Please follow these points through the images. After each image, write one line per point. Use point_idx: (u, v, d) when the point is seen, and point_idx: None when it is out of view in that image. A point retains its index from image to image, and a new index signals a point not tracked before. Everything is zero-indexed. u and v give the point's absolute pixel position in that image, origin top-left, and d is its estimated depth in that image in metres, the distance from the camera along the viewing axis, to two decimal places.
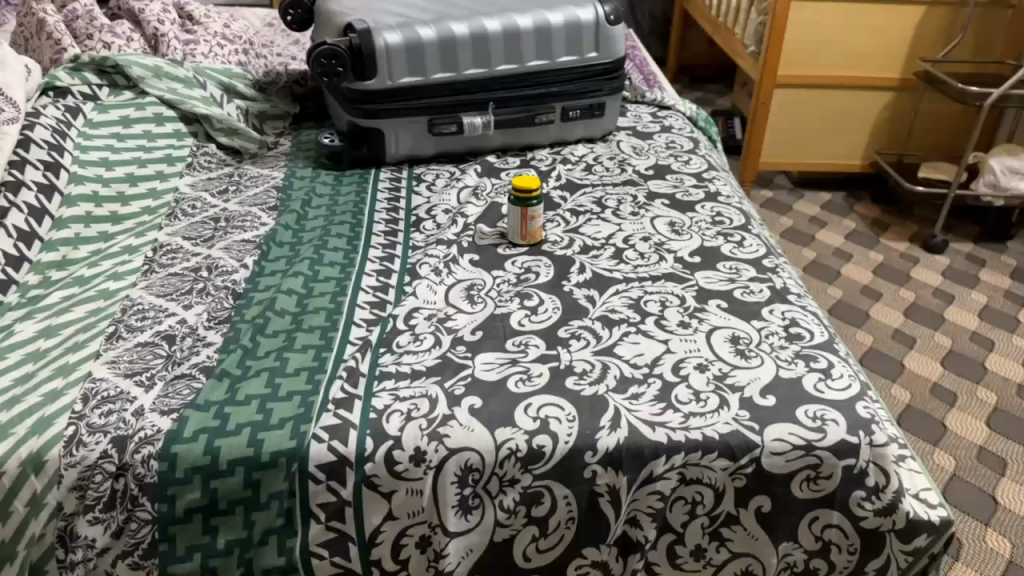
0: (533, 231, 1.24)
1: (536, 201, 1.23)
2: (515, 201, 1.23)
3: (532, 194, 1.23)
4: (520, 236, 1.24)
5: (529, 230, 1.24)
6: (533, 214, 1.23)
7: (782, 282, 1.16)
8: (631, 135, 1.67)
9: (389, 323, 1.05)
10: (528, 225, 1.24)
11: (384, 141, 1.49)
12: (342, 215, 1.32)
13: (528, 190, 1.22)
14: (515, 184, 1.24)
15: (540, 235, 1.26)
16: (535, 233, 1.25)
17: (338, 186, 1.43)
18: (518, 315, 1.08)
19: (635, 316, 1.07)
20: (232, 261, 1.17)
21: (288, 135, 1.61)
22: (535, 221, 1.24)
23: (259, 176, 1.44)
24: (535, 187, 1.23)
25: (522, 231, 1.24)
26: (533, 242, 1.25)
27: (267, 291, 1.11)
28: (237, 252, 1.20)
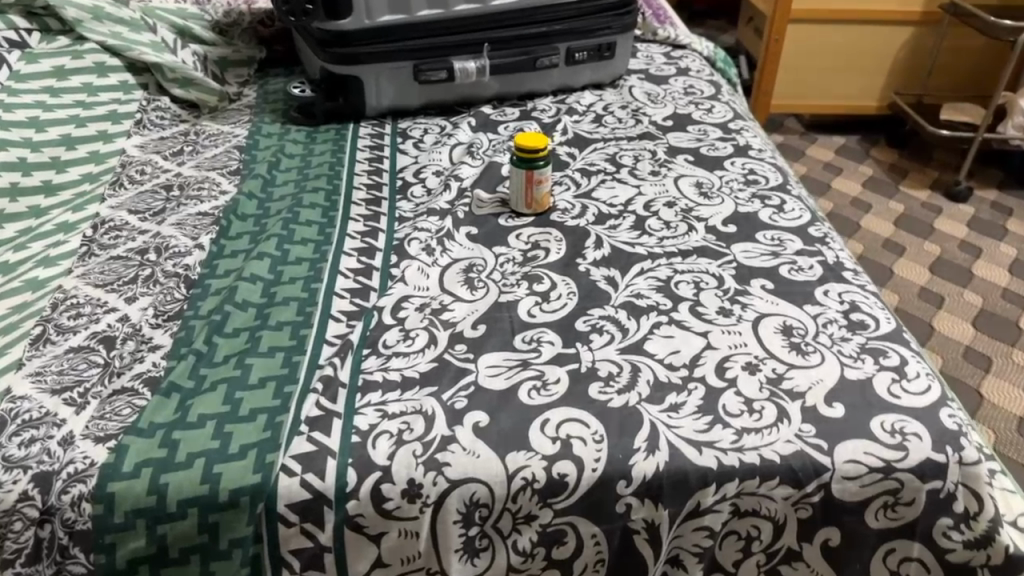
0: (536, 198, 1.07)
1: (542, 161, 1.05)
2: (517, 160, 1.05)
3: (538, 153, 1.04)
4: (520, 203, 1.07)
5: (531, 196, 1.06)
6: (538, 178, 1.05)
7: (833, 257, 1.00)
8: (644, 80, 1.48)
9: (373, 317, 0.87)
10: (529, 191, 1.06)
11: (364, 91, 1.29)
12: (316, 180, 1.13)
13: (533, 148, 1.04)
14: (518, 139, 1.06)
15: (545, 204, 1.08)
16: (539, 201, 1.07)
17: (311, 144, 1.24)
18: (527, 304, 0.91)
19: (665, 303, 0.91)
20: (186, 239, 0.99)
21: (253, 85, 1.42)
22: (539, 186, 1.06)
23: (220, 135, 1.25)
24: (542, 145, 1.04)
25: (522, 198, 1.07)
26: (535, 211, 1.07)
27: (227, 277, 0.93)
28: (192, 228, 1.01)
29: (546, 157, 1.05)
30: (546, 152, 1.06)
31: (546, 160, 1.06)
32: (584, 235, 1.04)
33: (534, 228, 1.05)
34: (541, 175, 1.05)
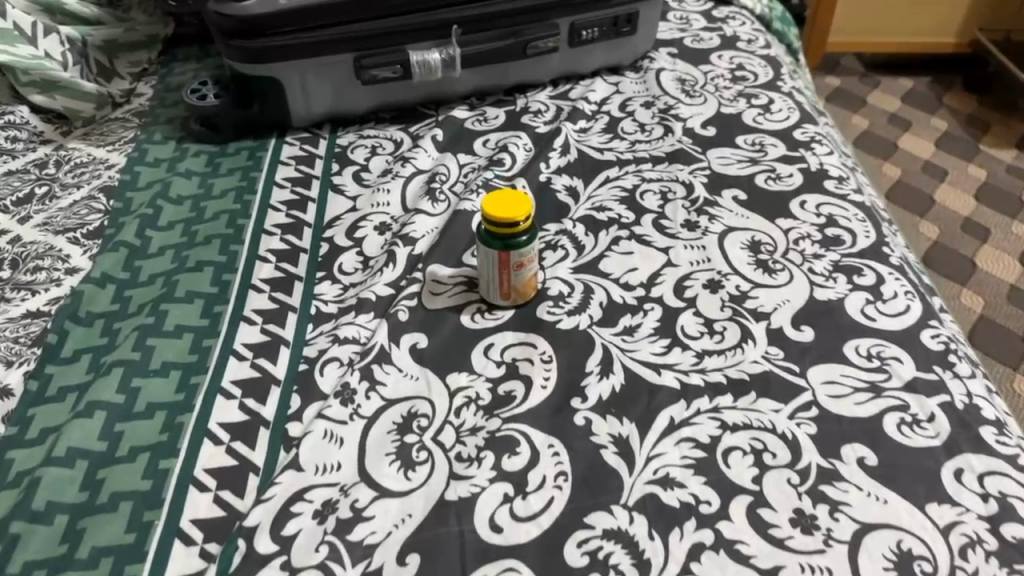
0: (509, 289, 0.73)
1: (520, 238, 0.70)
2: (483, 233, 0.71)
3: (513, 229, 0.69)
4: (486, 292, 0.74)
5: (502, 286, 0.73)
6: (512, 262, 0.71)
7: (962, 392, 0.66)
8: (677, 58, 1.11)
9: (235, 554, 0.55)
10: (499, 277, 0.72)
11: (285, 96, 0.93)
12: (204, 246, 0.80)
13: (505, 221, 0.69)
14: (488, 201, 0.70)
15: (525, 295, 0.74)
16: (515, 292, 0.73)
17: (212, 178, 0.90)
18: (490, 504, 0.58)
19: (709, 502, 0.58)
20: None
21: (154, 78, 1.07)
22: (514, 273, 0.72)
23: (88, 165, 0.91)
24: (521, 217, 0.69)
25: (490, 286, 0.73)
26: (508, 304, 0.74)
27: (40, 447, 0.62)
28: (8, 349, 0.70)
29: (528, 231, 0.70)
30: (530, 223, 0.70)
31: (529, 235, 0.70)
32: (585, 353, 0.69)
33: (511, 337, 0.71)
34: (518, 258, 0.71)
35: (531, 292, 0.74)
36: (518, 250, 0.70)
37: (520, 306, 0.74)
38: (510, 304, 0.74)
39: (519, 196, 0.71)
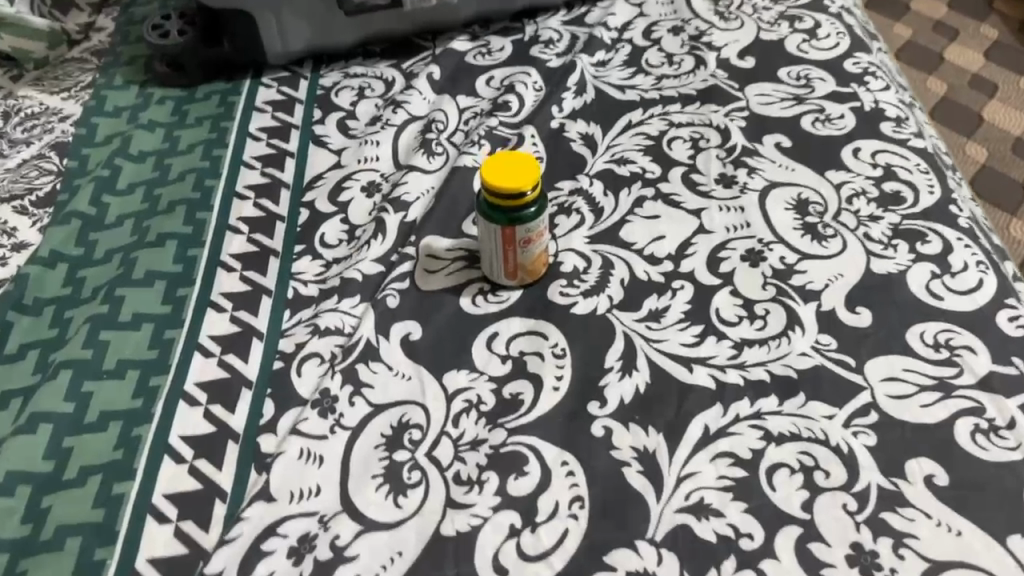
0: (515, 267, 0.62)
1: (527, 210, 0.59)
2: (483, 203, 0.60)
3: (518, 199, 0.59)
4: (489, 270, 0.63)
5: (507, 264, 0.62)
6: (518, 236, 0.60)
7: None
8: None
9: None
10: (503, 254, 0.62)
11: (259, 30, 0.81)
12: (168, 215, 0.70)
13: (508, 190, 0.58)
14: (488, 165, 0.59)
15: (534, 272, 0.63)
16: (523, 270, 0.63)
17: (178, 129, 0.79)
18: (494, 539, 0.50)
19: (749, 535, 0.50)
20: None
21: (115, 7, 0.94)
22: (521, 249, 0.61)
23: (40, 115, 0.80)
24: (527, 185, 0.58)
25: (493, 264, 0.63)
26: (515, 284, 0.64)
27: None
28: None
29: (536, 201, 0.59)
30: (539, 191, 0.60)
31: (538, 206, 0.60)
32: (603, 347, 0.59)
33: (519, 326, 0.61)
34: (525, 232, 0.60)
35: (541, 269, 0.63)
36: (526, 223, 0.60)
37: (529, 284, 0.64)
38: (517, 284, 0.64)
39: (525, 158, 0.60)
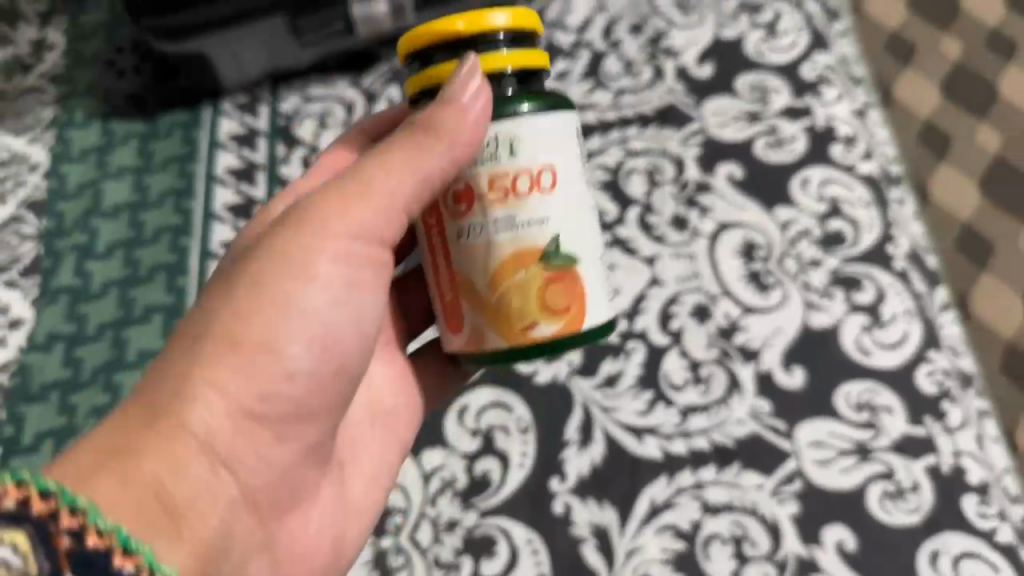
0: (557, 274, 0.45)
1: (505, 114, 0.44)
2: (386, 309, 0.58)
3: (434, 69, 0.45)
4: (467, 307, 0.46)
5: (515, 277, 0.44)
6: (504, 180, 0.44)
7: (949, 452, 0.65)
8: None
9: None
10: (519, 252, 0.44)
11: (212, 66, 0.81)
12: (151, 287, 0.74)
13: (421, 53, 0.46)
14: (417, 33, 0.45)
15: (569, 325, 0.45)
16: (569, 306, 0.45)
17: (146, 177, 0.80)
18: None
19: None
20: None
21: (63, 15, 0.91)
22: (522, 222, 0.44)
23: (10, 164, 0.82)
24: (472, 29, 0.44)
25: (456, 270, 0.46)
26: (518, 327, 0.45)
27: None
28: None
29: (475, 88, 0.43)
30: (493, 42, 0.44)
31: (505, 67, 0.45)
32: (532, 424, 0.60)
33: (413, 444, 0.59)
34: (504, 161, 0.44)
35: (573, 286, 0.45)
36: (495, 120, 0.44)
37: (587, 333, 0.46)
38: (568, 327, 0.45)
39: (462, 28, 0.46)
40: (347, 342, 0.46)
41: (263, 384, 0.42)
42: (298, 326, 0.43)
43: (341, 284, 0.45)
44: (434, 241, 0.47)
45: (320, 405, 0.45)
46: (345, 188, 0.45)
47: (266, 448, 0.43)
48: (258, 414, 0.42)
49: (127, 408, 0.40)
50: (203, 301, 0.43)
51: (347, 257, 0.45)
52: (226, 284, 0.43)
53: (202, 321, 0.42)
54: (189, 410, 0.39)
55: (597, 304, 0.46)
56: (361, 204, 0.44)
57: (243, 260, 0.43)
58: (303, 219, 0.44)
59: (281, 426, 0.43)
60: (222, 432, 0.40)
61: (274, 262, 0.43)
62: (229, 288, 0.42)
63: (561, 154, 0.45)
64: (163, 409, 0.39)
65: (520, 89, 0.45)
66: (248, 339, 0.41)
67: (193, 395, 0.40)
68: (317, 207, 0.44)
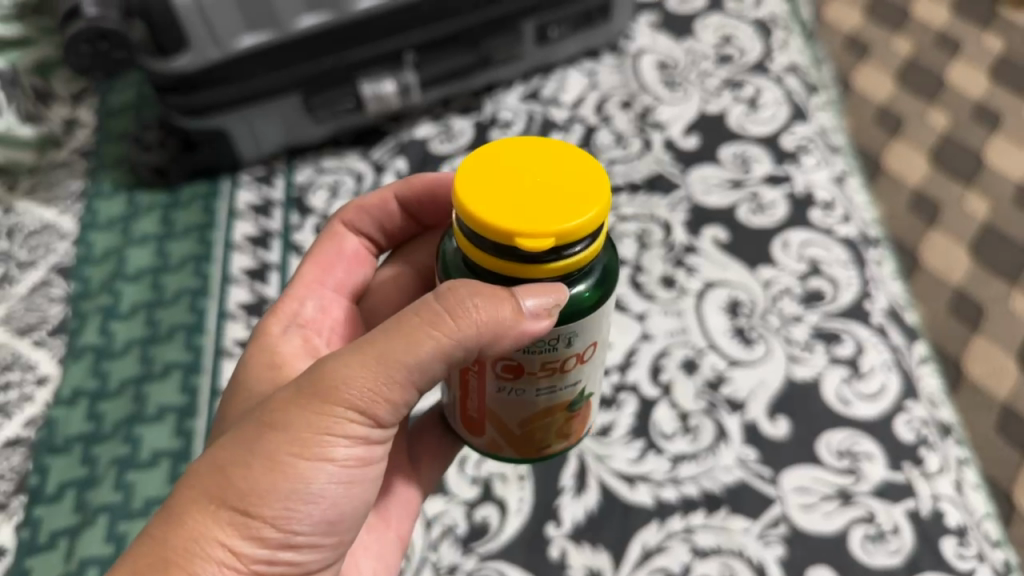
0: (576, 412, 0.51)
1: (575, 317, 0.43)
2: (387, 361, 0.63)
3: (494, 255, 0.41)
4: (492, 427, 0.51)
5: (543, 419, 0.50)
6: (556, 363, 0.46)
7: (929, 496, 0.67)
8: (657, 30, 1.01)
9: None
10: (552, 405, 0.49)
11: (231, 142, 0.88)
12: (170, 344, 0.79)
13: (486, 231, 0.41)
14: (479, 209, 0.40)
15: (573, 439, 0.54)
16: (577, 429, 0.53)
17: (168, 243, 0.86)
18: None
19: None
20: None
21: (93, 96, 1.00)
22: (562, 386, 0.48)
23: (40, 232, 0.87)
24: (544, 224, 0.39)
25: (490, 408, 0.49)
26: (535, 448, 0.52)
27: None
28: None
29: (549, 309, 0.41)
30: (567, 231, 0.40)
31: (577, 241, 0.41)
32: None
33: (412, 487, 0.61)
34: (559, 351, 0.45)
35: (583, 414, 0.53)
36: (562, 325, 0.43)
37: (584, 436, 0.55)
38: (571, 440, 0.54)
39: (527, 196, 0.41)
40: (352, 508, 0.47)
41: (274, 546, 0.44)
42: (315, 500, 0.45)
43: (358, 456, 0.46)
44: (471, 380, 0.48)
45: (318, 560, 0.48)
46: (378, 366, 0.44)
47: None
48: (264, 569, 0.45)
49: (136, 550, 0.43)
50: (225, 456, 0.44)
51: (367, 436, 0.46)
52: (249, 448, 0.43)
53: (219, 478, 0.43)
54: (198, 570, 0.42)
55: (596, 409, 0.55)
56: (392, 384, 0.45)
57: (271, 424, 0.44)
58: (332, 397, 0.44)
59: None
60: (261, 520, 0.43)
61: (299, 439, 0.43)
62: (252, 454, 0.43)
63: (605, 324, 0.47)
64: (173, 564, 0.41)
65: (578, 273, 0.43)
66: (266, 513, 0.43)
67: (206, 557, 0.42)
68: (343, 388, 0.44)
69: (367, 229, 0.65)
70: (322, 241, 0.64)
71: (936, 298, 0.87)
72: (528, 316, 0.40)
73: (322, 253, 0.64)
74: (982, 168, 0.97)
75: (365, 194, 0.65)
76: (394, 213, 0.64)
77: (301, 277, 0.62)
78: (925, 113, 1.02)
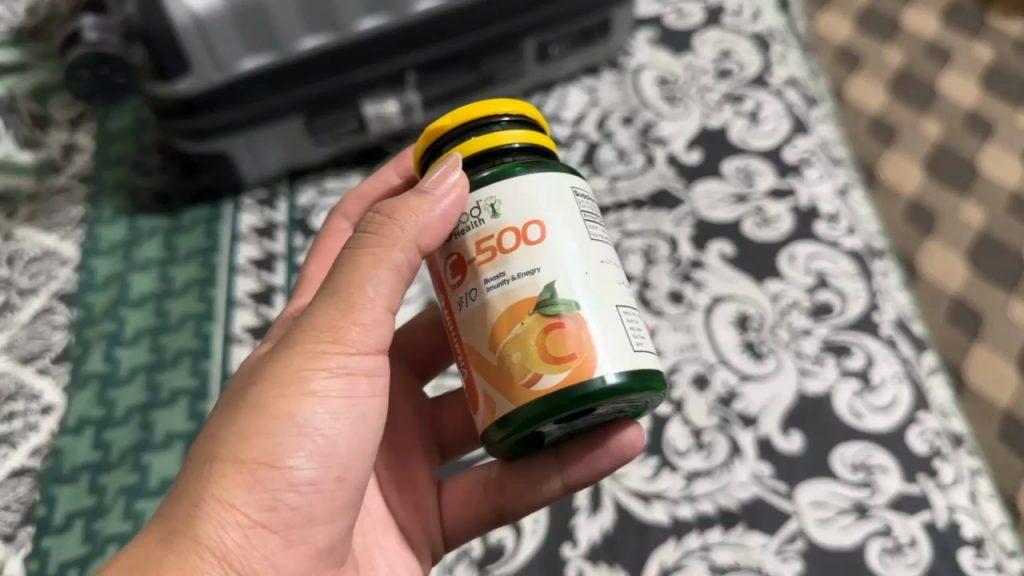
0: (558, 322, 0.42)
1: (485, 180, 0.45)
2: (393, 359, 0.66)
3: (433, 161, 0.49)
4: (477, 376, 0.45)
5: (511, 331, 0.43)
6: (491, 240, 0.44)
7: (946, 509, 0.67)
8: (656, 46, 1.01)
9: None
10: (514, 307, 0.43)
11: (234, 164, 0.87)
12: (176, 370, 0.78)
13: (433, 149, 0.49)
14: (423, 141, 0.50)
15: (573, 375, 0.42)
16: (573, 353, 0.42)
17: (171, 267, 0.86)
18: None
19: None
20: None
21: (91, 120, 0.98)
22: (512, 275, 0.43)
23: (41, 259, 0.86)
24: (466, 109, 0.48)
25: (463, 341, 0.46)
26: (521, 384, 0.42)
27: None
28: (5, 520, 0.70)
29: (450, 176, 0.45)
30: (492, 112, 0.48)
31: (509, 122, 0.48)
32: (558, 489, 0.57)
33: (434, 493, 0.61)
34: (489, 223, 0.44)
35: (579, 334, 0.42)
36: (480, 188, 0.45)
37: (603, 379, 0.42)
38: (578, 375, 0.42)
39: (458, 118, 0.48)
40: (352, 456, 0.46)
41: (273, 492, 0.43)
42: (307, 435, 0.44)
43: (347, 391, 0.45)
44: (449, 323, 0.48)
45: (330, 510, 0.46)
46: (346, 297, 0.45)
47: (279, 552, 0.44)
48: (269, 519, 0.43)
49: (147, 530, 0.42)
50: (215, 421, 0.44)
51: (353, 369, 0.45)
52: (236, 403, 0.44)
53: (214, 438, 0.43)
54: (202, 531, 0.41)
55: (621, 350, 0.43)
56: (365, 310, 0.45)
57: (253, 377, 0.44)
58: (306, 334, 0.44)
59: (293, 531, 0.44)
60: (256, 467, 0.42)
61: (278, 378, 0.44)
62: (236, 405, 0.44)
63: (544, 200, 0.44)
64: (178, 532, 0.41)
65: (521, 149, 0.47)
66: (256, 454, 0.42)
67: (204, 513, 0.41)
68: (315, 326, 0.44)
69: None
70: (326, 239, 0.64)
71: (935, 307, 0.87)
72: (430, 183, 0.45)
73: (325, 251, 0.64)
74: (977, 177, 0.98)
75: (364, 182, 0.66)
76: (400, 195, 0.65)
77: (310, 279, 0.62)
78: (919, 121, 1.03)
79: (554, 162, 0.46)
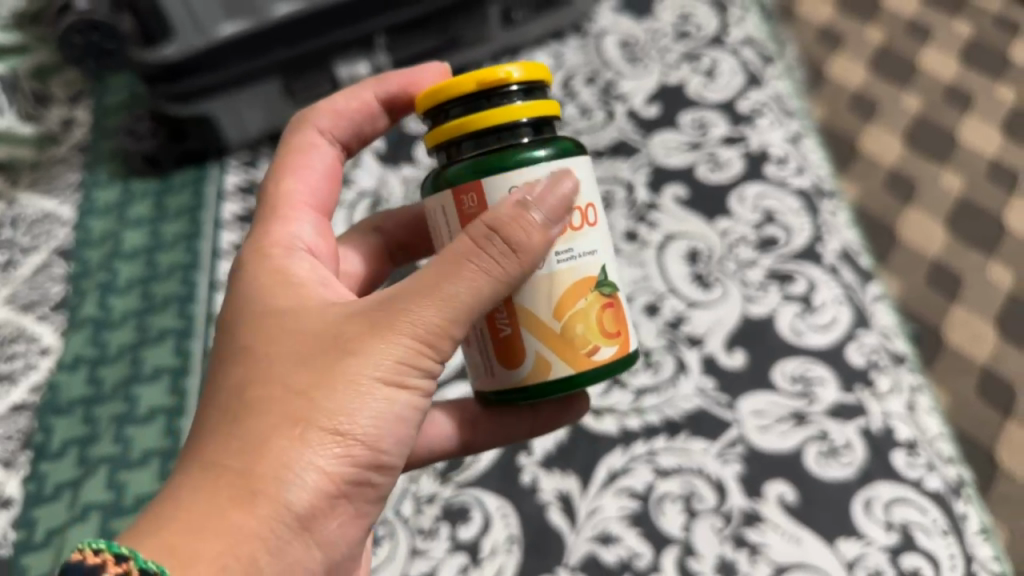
0: (610, 301, 0.50)
1: (539, 157, 0.47)
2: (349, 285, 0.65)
3: (446, 124, 0.48)
4: (525, 335, 0.48)
5: (577, 304, 0.49)
6: None
7: (880, 416, 0.71)
8: (619, 14, 1.07)
9: None
10: (576, 284, 0.49)
11: (217, 127, 0.93)
12: (164, 313, 0.84)
13: (438, 108, 0.49)
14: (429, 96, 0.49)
15: (620, 349, 0.51)
16: (620, 331, 0.51)
17: (161, 224, 0.92)
18: None
19: (643, 555, 0.65)
20: None
21: (89, 98, 1.05)
22: (579, 253, 0.49)
23: (42, 220, 0.93)
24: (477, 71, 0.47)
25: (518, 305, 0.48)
26: (582, 353, 0.49)
27: (47, 549, 0.69)
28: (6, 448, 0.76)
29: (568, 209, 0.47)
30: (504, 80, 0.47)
31: (519, 92, 0.48)
32: None
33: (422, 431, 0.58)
34: None
35: (619, 313, 0.51)
36: (539, 164, 0.47)
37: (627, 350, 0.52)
38: (620, 350, 0.51)
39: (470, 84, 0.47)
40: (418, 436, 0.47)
41: (360, 469, 0.43)
42: (396, 419, 0.44)
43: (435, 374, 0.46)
44: None
45: (374, 497, 0.45)
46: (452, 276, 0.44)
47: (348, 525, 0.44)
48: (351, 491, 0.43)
49: (212, 485, 0.40)
50: (293, 383, 0.42)
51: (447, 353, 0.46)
52: (323, 372, 0.42)
53: (294, 400, 0.42)
54: (290, 498, 0.40)
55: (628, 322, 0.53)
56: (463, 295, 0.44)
57: (343, 350, 0.43)
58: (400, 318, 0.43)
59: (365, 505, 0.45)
60: (343, 442, 0.42)
61: (378, 360, 0.43)
62: (324, 376, 0.42)
63: (589, 181, 0.50)
64: (262, 494, 0.40)
65: (534, 137, 0.49)
66: (351, 432, 0.42)
67: (295, 480, 0.40)
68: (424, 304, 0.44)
69: (343, 137, 0.62)
70: (292, 157, 0.59)
71: (914, 272, 0.87)
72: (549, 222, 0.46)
73: (292, 160, 0.58)
74: (957, 148, 0.98)
75: (335, 97, 0.62)
76: (376, 115, 0.63)
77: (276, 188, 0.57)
78: (899, 96, 1.03)
79: (575, 143, 0.50)
